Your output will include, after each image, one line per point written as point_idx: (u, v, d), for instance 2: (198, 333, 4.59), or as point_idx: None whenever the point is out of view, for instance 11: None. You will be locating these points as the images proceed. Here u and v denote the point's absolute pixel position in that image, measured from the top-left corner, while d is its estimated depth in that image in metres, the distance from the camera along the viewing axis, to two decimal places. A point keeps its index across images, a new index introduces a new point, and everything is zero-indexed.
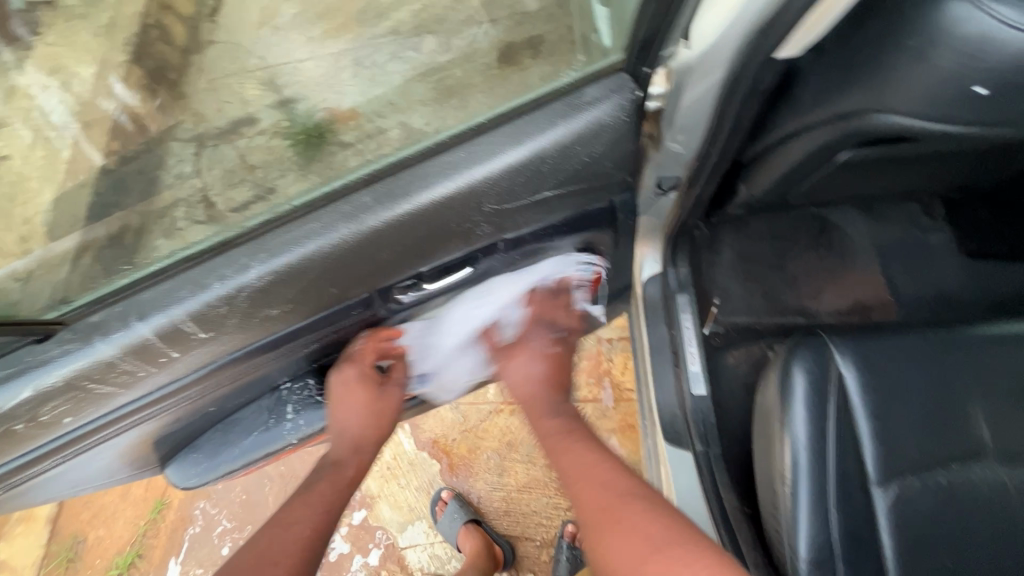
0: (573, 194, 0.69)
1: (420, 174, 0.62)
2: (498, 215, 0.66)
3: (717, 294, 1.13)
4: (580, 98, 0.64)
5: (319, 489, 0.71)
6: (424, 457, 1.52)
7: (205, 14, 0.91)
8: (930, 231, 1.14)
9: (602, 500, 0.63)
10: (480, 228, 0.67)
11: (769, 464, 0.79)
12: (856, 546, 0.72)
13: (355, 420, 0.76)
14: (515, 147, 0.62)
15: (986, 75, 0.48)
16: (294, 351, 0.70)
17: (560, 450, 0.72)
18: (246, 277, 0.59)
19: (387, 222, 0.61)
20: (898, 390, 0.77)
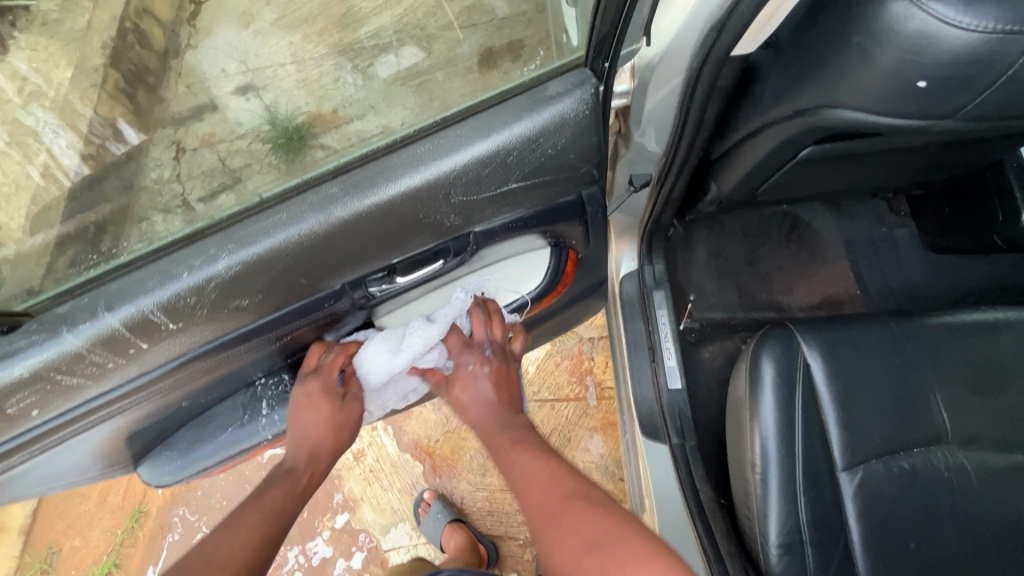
0: (548, 183, 0.68)
1: (390, 163, 0.60)
2: (469, 206, 0.65)
3: (692, 291, 1.15)
4: (543, 91, 0.62)
5: (270, 493, 0.66)
6: (407, 459, 1.52)
7: (186, 18, 0.84)
8: (896, 228, 1.18)
9: (546, 503, 0.62)
10: (452, 217, 0.65)
11: (741, 453, 0.80)
12: (824, 531, 0.74)
13: (312, 430, 0.73)
14: (482, 139, 0.61)
15: (928, 71, 0.51)
16: (264, 345, 0.68)
17: (511, 457, 0.71)
18: (215, 268, 0.57)
19: (357, 211, 0.60)
20: (863, 379, 0.80)
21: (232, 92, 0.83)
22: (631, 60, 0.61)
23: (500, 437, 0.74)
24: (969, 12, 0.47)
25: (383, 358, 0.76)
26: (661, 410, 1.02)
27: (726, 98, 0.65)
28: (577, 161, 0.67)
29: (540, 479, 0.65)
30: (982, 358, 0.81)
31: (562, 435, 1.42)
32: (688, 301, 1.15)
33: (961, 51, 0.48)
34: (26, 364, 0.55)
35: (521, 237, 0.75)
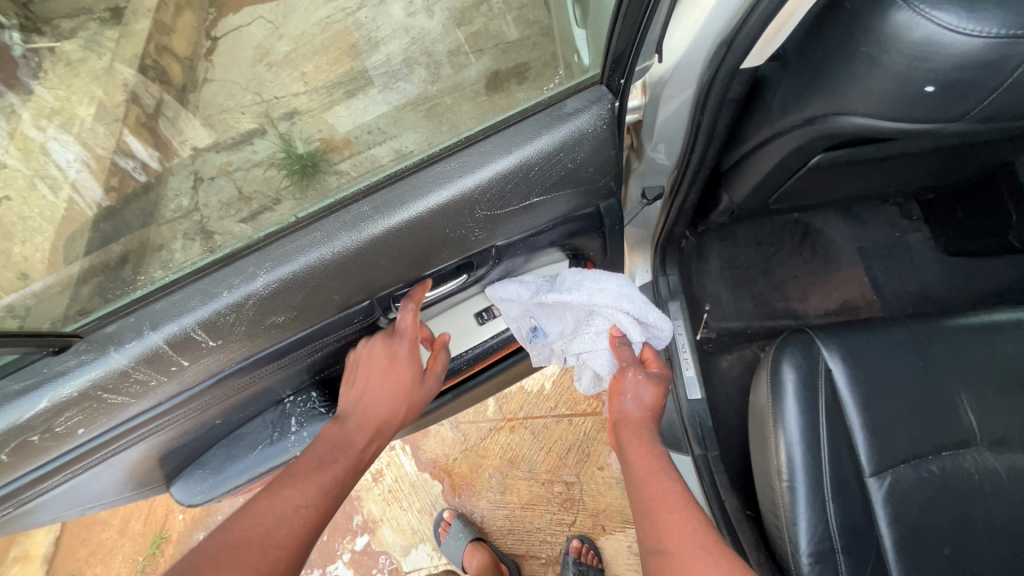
0: (570, 197, 0.70)
1: (413, 183, 0.62)
2: (492, 220, 0.67)
3: (707, 301, 1.16)
4: (561, 109, 0.63)
5: (323, 463, 0.64)
6: (425, 478, 1.52)
7: (201, 53, 0.90)
8: (910, 232, 1.18)
9: (672, 543, 0.57)
10: (477, 233, 0.67)
11: (766, 461, 0.80)
12: (857, 538, 0.73)
13: (384, 402, 0.71)
14: (504, 155, 0.63)
15: (935, 75, 0.52)
16: (296, 362, 0.70)
17: (644, 476, 0.65)
18: (252, 286, 0.59)
19: (385, 229, 0.61)
20: (885, 383, 0.79)
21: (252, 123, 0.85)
22: (641, 78, 0.64)
23: (637, 449, 0.69)
24: (970, 19, 0.48)
25: (594, 285, 0.75)
26: (682, 422, 1.03)
27: (735, 109, 0.68)
28: (598, 176, 0.69)
29: (670, 510, 0.60)
30: (1005, 358, 0.81)
31: (580, 450, 1.48)
32: (704, 312, 1.15)
33: (966, 55, 0.49)
34: (75, 383, 0.57)
35: (542, 251, 0.78)
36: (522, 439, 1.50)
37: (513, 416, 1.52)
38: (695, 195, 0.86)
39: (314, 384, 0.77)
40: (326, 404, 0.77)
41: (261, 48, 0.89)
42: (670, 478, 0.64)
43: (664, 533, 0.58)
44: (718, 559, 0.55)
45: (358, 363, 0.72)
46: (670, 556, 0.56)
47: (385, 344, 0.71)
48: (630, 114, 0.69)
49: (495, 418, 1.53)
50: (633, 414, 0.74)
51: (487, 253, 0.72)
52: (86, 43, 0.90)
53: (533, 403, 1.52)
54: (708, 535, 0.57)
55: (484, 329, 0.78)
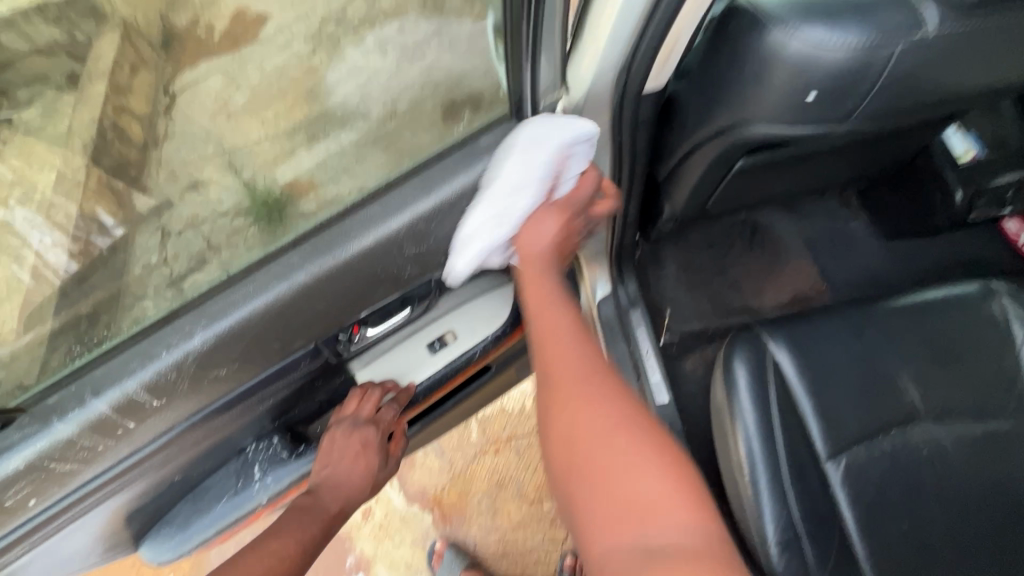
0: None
1: (342, 228, 0.65)
2: (423, 256, 0.70)
3: (667, 305, 1.19)
4: (476, 147, 0.69)
5: (299, 526, 0.71)
6: (416, 511, 1.51)
7: (160, 109, 0.91)
8: (851, 220, 1.23)
9: (561, 377, 0.56)
10: (408, 267, 0.70)
11: (728, 456, 0.82)
12: (819, 522, 0.76)
13: (349, 479, 0.78)
14: (426, 196, 0.66)
15: (812, 84, 0.56)
16: (251, 410, 0.71)
17: (541, 319, 0.62)
18: (190, 343, 0.60)
19: (315, 274, 0.63)
20: (833, 368, 0.82)
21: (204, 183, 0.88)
22: (559, 106, 0.67)
23: (530, 284, 0.65)
24: (836, 32, 0.52)
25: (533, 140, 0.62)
26: None
27: (649, 126, 0.72)
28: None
29: (561, 349, 0.58)
30: (941, 332, 0.85)
31: None
32: (665, 316, 1.18)
33: (835, 65, 0.54)
34: (23, 456, 0.57)
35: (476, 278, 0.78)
36: (507, 459, 1.51)
37: (497, 438, 1.53)
38: (633, 206, 0.91)
39: (279, 429, 0.78)
40: (288, 448, 0.78)
41: (220, 98, 0.92)
42: (568, 318, 0.61)
43: (552, 361, 0.58)
44: (602, 393, 0.53)
45: (336, 440, 0.78)
46: (553, 384, 0.56)
47: (358, 433, 0.78)
48: None
49: (479, 441, 1.53)
50: (534, 250, 0.66)
51: (426, 286, 0.74)
52: (43, 110, 0.84)
53: (516, 423, 1.53)
54: (595, 368, 0.56)
55: (438, 357, 0.80)
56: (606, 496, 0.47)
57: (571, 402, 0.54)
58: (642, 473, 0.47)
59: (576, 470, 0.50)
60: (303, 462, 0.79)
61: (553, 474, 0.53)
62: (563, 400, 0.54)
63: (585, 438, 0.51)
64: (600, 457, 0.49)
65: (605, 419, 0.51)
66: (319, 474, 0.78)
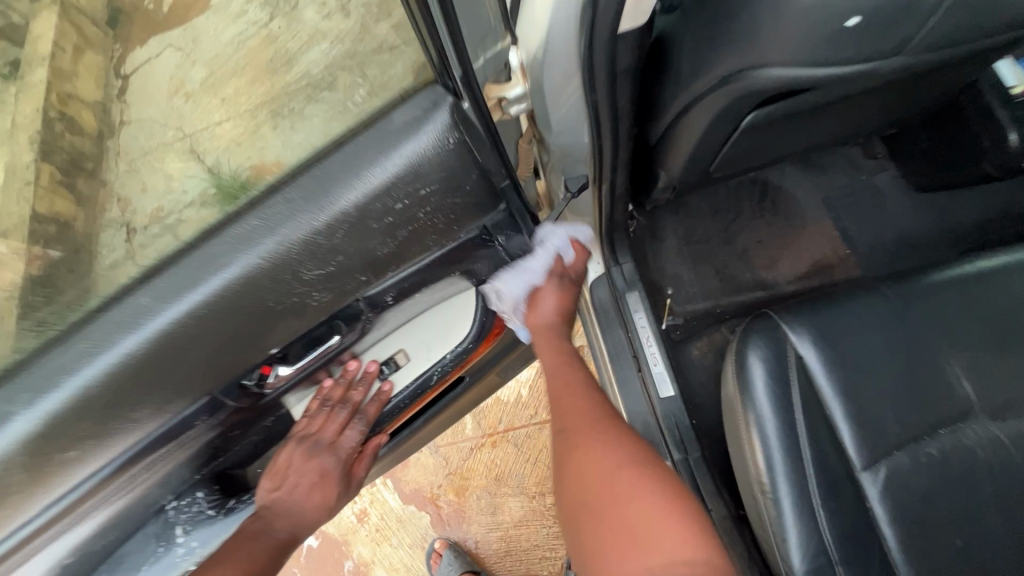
0: (427, 226, 0.60)
1: (203, 257, 0.54)
2: (335, 275, 0.58)
3: (669, 284, 1.05)
4: (387, 127, 0.56)
5: (250, 556, 0.64)
6: (412, 511, 1.42)
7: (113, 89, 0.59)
8: (875, 173, 1.07)
9: (575, 421, 0.66)
10: (316, 293, 0.58)
11: (744, 468, 0.70)
12: (856, 547, 0.64)
13: (303, 505, 0.73)
14: (313, 206, 0.54)
15: (858, 3, 0.42)
16: (137, 480, 0.62)
17: (559, 373, 0.75)
18: (9, 429, 0.50)
19: (178, 321, 0.53)
20: (867, 361, 0.69)
21: (148, 173, 0.64)
22: (514, 58, 0.54)
23: (547, 350, 0.78)
24: None
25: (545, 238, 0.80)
26: (657, 422, 0.93)
27: (632, 78, 0.57)
28: (459, 192, 0.59)
29: (573, 396, 0.71)
30: (995, 310, 0.71)
31: None
32: (666, 296, 1.05)
33: None
34: None
35: (429, 286, 0.68)
36: (507, 453, 1.40)
37: (494, 430, 1.42)
38: (624, 176, 0.78)
39: (213, 477, 0.72)
40: (215, 505, 0.72)
41: (173, 75, 0.61)
42: (579, 378, 0.74)
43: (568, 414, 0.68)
44: (611, 436, 0.62)
45: (293, 464, 0.74)
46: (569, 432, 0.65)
47: (318, 458, 0.74)
48: (515, 105, 0.59)
49: (475, 435, 1.42)
50: (544, 315, 0.80)
51: (352, 306, 0.63)
52: None
53: (513, 413, 1.41)
54: (611, 422, 0.65)
55: (397, 379, 0.75)
56: (613, 510, 0.54)
57: (591, 451, 0.61)
58: (640, 495, 0.54)
59: (591, 504, 0.56)
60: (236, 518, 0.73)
61: (568, 505, 0.60)
62: (577, 441, 0.63)
63: (596, 474, 0.58)
64: (617, 481, 0.56)
65: (615, 454, 0.59)
66: (268, 499, 0.72)
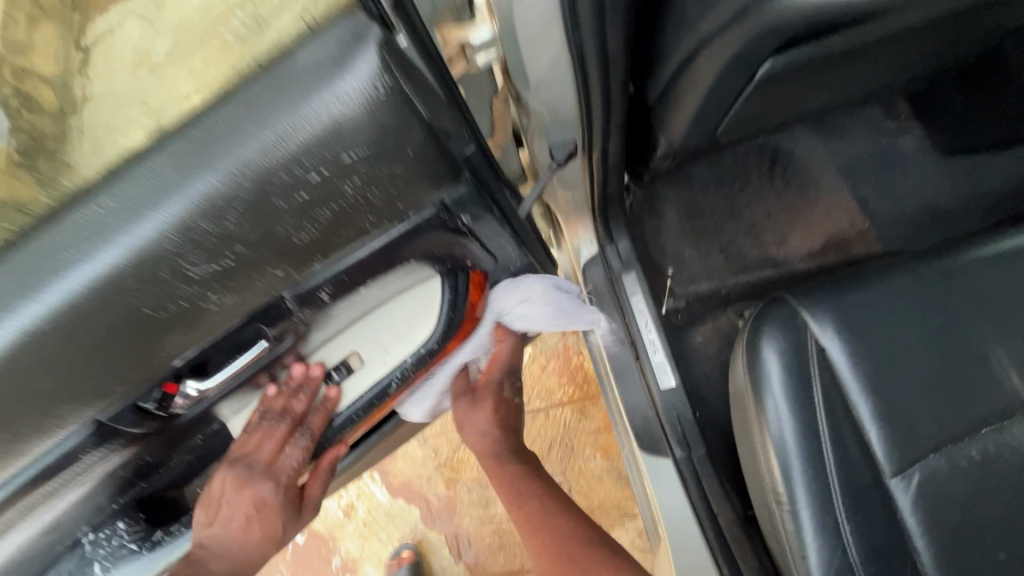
0: (364, 203, 0.42)
1: (51, 241, 0.37)
2: (233, 272, 0.41)
3: (669, 263, 0.95)
4: (292, 65, 0.38)
5: None
6: (402, 505, 1.23)
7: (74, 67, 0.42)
8: (900, 135, 0.96)
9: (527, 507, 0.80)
10: (211, 296, 0.41)
11: (757, 474, 0.62)
12: (886, 565, 0.56)
13: (242, 543, 0.66)
14: (189, 182, 0.37)
15: None
16: (30, 520, 0.49)
17: (515, 488, 0.83)
18: None
19: (24, 329, 0.38)
20: (901, 352, 0.60)
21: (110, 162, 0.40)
22: None
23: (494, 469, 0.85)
24: None
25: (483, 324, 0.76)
26: (657, 417, 0.84)
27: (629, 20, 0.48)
28: (408, 158, 0.42)
29: (523, 489, 0.83)
30: None
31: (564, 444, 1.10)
32: (666, 277, 0.95)
33: None
34: None
35: (386, 275, 0.53)
36: None
37: None
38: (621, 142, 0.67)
39: (139, 504, 0.60)
40: (139, 538, 0.61)
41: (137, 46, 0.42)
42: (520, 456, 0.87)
43: (538, 541, 0.77)
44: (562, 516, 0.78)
45: (225, 495, 0.64)
46: (543, 556, 0.75)
47: (253, 487, 0.65)
48: (479, 55, 0.51)
49: None
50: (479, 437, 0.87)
51: (279, 309, 0.46)
52: None
53: None
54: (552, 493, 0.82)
55: (353, 383, 0.65)
56: None
57: None
58: None
59: None
60: (166, 552, 0.62)
61: None
62: (558, 562, 0.74)
63: None
64: None
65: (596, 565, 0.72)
66: (203, 536, 0.63)
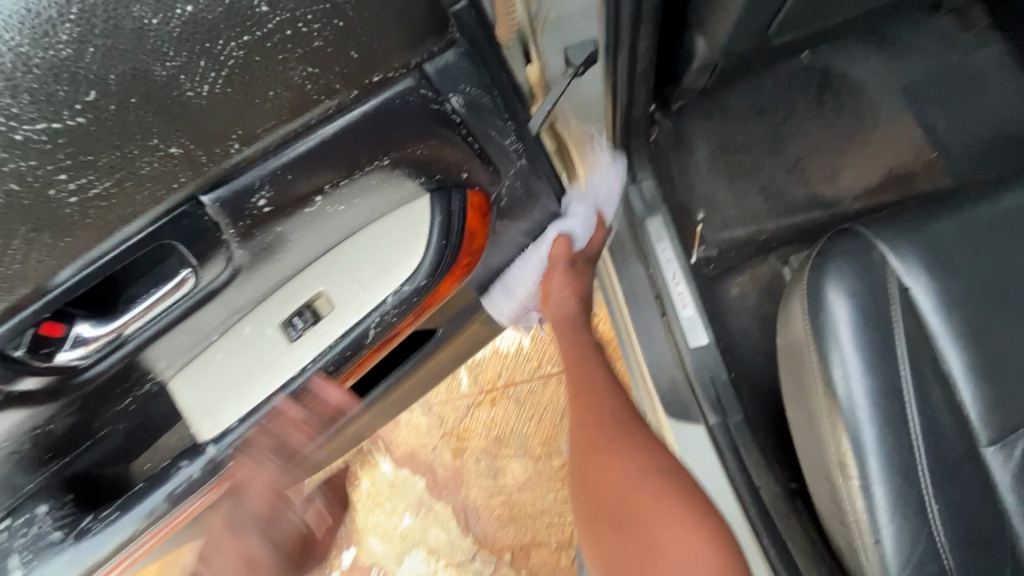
0: (287, 41, 0.34)
1: None
2: (85, 134, 0.31)
3: (701, 206, 0.83)
4: None
5: None
6: (406, 475, 1.11)
7: None
8: (973, 51, 0.83)
9: (593, 417, 0.68)
10: (61, 174, 0.31)
11: (813, 442, 0.52)
12: (979, 551, 0.46)
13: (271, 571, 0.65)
14: None
15: None
16: None
17: (583, 399, 0.71)
18: None
19: None
20: (1005, 292, 0.48)
21: None
22: None
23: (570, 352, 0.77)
24: None
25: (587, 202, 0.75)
26: (686, 377, 0.74)
27: None
28: None
29: (589, 392, 0.71)
30: None
31: None
32: (697, 222, 0.82)
33: None
34: None
35: (360, 177, 0.46)
36: (508, 411, 1.10)
37: (492, 386, 1.11)
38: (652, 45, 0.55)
39: (67, 484, 0.52)
40: (64, 525, 0.51)
41: None
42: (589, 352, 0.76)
43: (610, 452, 0.63)
44: (632, 443, 0.63)
45: (221, 540, 0.64)
46: (601, 474, 0.63)
47: (245, 538, 0.63)
48: None
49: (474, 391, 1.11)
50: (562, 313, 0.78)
51: (198, 218, 0.38)
52: None
53: (515, 365, 1.10)
54: (622, 413, 0.67)
55: (321, 331, 0.56)
56: None
57: None
58: None
59: None
60: (94, 543, 0.51)
61: None
62: (645, 520, 0.56)
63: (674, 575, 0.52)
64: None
65: (650, 492, 0.58)
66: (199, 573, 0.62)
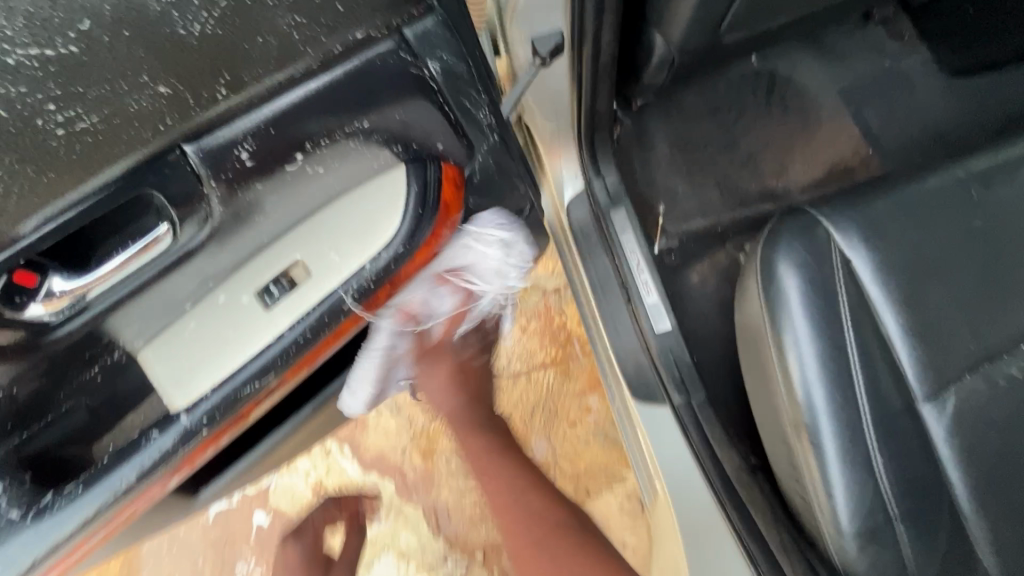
0: None
1: None
2: (80, 65, 0.34)
3: (661, 200, 0.87)
4: None
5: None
6: (375, 480, 1.07)
7: None
8: (902, 57, 0.91)
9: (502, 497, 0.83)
10: (52, 107, 0.34)
11: (772, 408, 0.55)
12: (919, 498, 0.50)
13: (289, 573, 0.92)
14: None
15: None
16: None
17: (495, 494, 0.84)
18: None
19: None
20: (934, 262, 0.53)
21: None
22: None
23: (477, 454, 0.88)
24: None
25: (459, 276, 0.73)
26: (652, 361, 0.76)
27: None
28: None
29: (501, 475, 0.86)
30: None
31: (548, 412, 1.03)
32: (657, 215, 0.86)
33: None
34: None
35: (340, 145, 0.49)
36: None
37: None
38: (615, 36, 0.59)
39: (24, 461, 0.47)
40: (23, 503, 0.45)
41: None
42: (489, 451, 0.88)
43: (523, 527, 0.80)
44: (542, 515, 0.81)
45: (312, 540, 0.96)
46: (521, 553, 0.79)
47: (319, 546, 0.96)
48: None
49: None
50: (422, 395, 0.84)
51: (178, 168, 0.41)
52: None
53: None
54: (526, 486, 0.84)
55: (284, 306, 0.53)
56: None
57: None
58: None
59: None
60: (56, 523, 0.45)
61: None
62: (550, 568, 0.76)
63: None
64: None
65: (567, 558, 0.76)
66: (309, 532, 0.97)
